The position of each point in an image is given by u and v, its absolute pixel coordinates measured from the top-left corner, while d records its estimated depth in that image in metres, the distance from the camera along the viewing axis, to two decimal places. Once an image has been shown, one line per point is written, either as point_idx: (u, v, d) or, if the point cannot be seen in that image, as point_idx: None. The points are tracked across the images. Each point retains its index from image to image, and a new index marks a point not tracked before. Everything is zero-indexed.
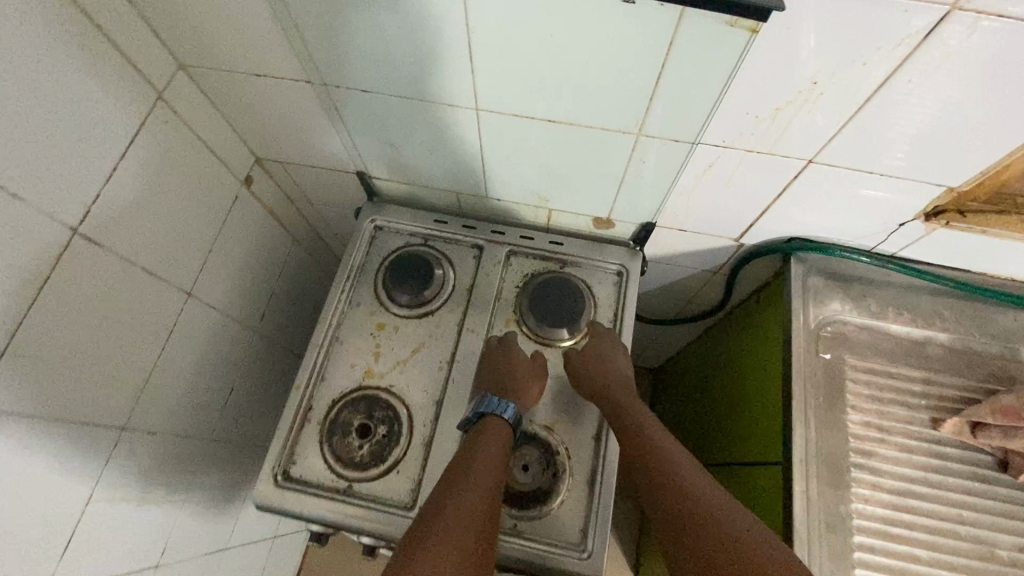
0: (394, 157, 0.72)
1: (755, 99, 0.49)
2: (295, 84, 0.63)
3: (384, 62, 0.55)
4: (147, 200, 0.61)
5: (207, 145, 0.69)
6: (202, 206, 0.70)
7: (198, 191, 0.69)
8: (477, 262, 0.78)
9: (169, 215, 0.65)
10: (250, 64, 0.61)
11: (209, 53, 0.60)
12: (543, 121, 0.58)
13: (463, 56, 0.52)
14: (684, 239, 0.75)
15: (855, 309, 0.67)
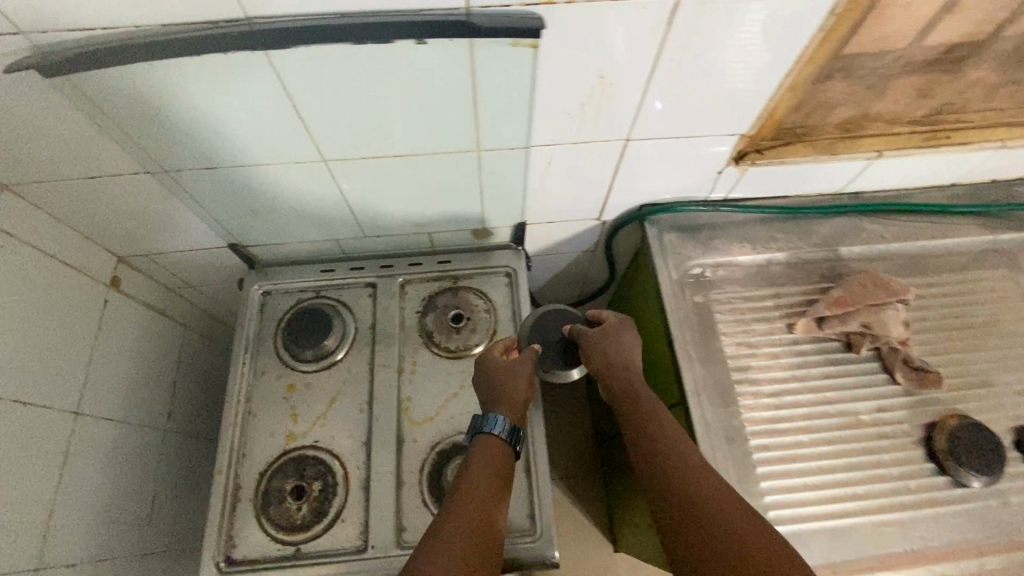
0: (259, 224, 0.73)
1: (565, 99, 0.57)
2: (135, 178, 0.62)
3: (217, 138, 0.57)
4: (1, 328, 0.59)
5: (57, 258, 0.66)
6: (67, 320, 0.67)
7: (57, 307, 0.66)
8: (373, 299, 0.80)
9: (34, 339, 0.62)
10: (80, 172, 0.61)
11: (30, 168, 0.59)
12: (391, 159, 0.62)
13: (290, 118, 0.55)
14: (556, 228, 0.83)
15: (709, 250, 0.77)
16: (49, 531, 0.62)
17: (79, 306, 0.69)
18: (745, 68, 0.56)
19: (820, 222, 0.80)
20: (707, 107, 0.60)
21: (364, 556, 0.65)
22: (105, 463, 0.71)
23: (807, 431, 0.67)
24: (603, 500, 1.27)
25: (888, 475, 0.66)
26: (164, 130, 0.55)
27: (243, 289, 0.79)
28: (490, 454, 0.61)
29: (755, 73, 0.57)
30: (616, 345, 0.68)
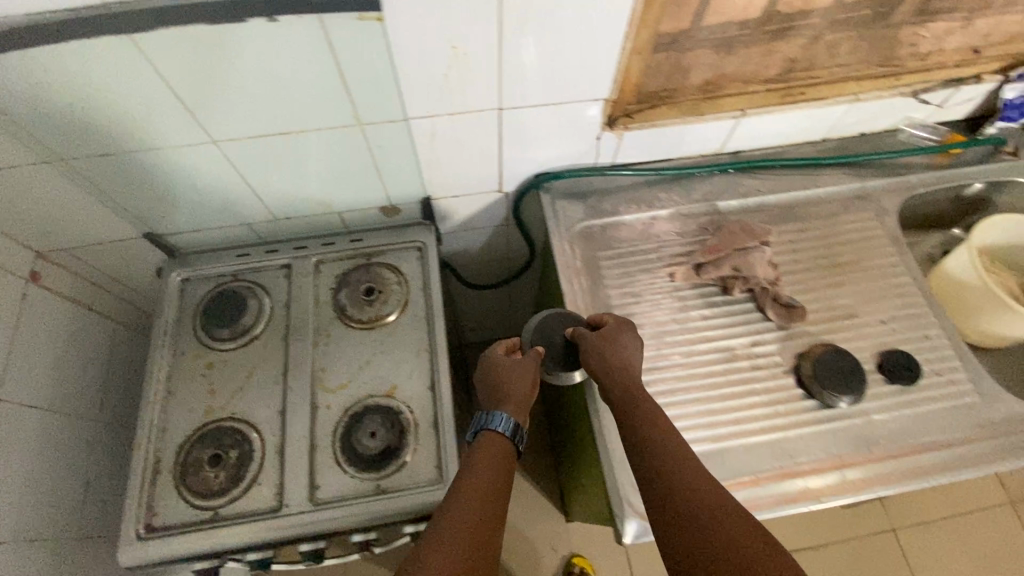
0: (444, 182, 0.87)
1: (732, 126, 0.86)
2: (327, 132, 0.74)
3: (453, 122, 0.75)
4: (222, 98, 0.66)
5: (233, 82, 0.65)
6: (238, 108, 0.69)
7: (232, 97, 0.67)
8: (581, 202, 0.90)
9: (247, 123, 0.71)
10: (267, 131, 0.72)
11: (230, 130, 0.71)
12: (585, 104, 0.76)
13: (446, 74, 0.66)
14: (770, 135, 0.90)
15: (875, 178, 0.92)
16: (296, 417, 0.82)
17: (274, 150, 0.77)
18: (872, 24, 0.79)
19: (968, 179, 0.93)
20: (828, 126, 0.90)
21: (440, 489, 0.77)
22: (227, 393, 0.83)
23: (895, 394, 0.76)
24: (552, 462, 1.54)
25: (952, 444, 0.73)
26: (301, 112, 0.70)
27: (412, 245, 0.94)
28: (831, 384, 0.74)
29: (876, 37, 0.80)
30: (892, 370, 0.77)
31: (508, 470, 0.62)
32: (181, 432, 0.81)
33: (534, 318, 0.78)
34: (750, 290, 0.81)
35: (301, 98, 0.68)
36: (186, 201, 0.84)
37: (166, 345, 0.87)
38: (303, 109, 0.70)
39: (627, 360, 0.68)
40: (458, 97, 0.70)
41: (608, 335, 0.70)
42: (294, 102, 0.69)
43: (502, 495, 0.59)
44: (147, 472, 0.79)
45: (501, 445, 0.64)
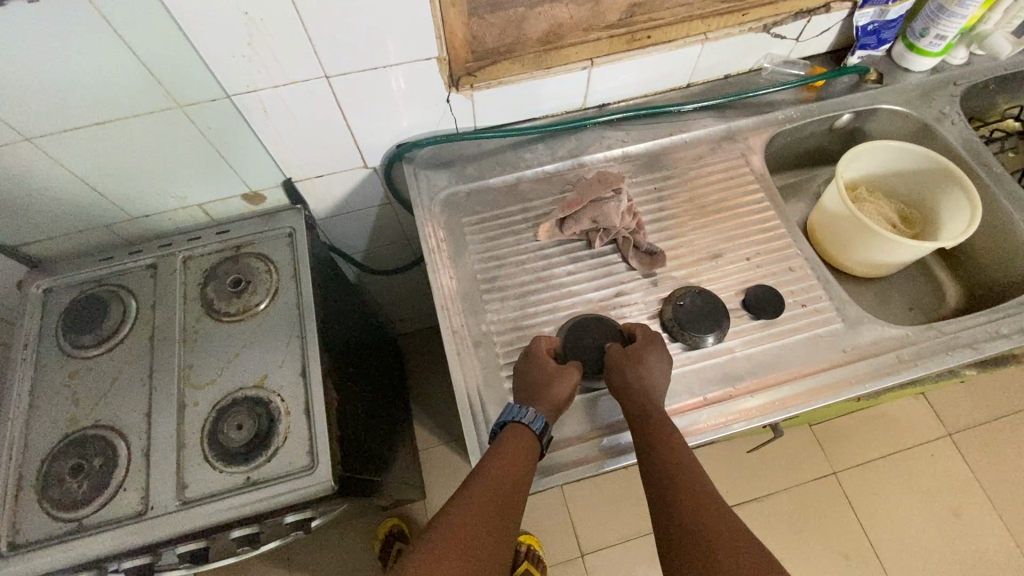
0: (298, 159, 0.85)
1: (584, 77, 0.85)
2: (150, 116, 0.72)
3: (282, 92, 0.73)
4: (19, 89, 0.64)
5: (24, 71, 0.63)
6: (41, 101, 0.66)
7: (30, 88, 0.64)
8: (447, 171, 0.88)
9: (59, 116, 0.68)
10: (83, 120, 0.70)
11: (44, 124, 0.69)
12: (419, 62, 0.75)
13: (250, 36, 0.65)
14: (630, 84, 0.89)
15: (740, 118, 0.92)
16: (161, 417, 0.79)
17: (103, 144, 0.74)
18: None
19: (835, 109, 0.92)
20: (686, 69, 0.90)
21: (312, 472, 0.75)
22: (91, 398, 0.81)
23: (761, 328, 0.75)
24: None
25: (819, 371, 0.72)
26: (111, 94, 0.68)
27: (283, 231, 0.93)
28: (689, 325, 0.73)
29: None
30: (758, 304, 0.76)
31: (529, 468, 0.62)
32: (45, 445, 0.78)
33: (572, 322, 0.75)
34: (614, 241, 0.81)
35: (105, 86, 0.67)
36: (28, 211, 0.81)
37: (28, 360, 0.83)
38: (113, 98, 0.69)
39: (650, 383, 0.66)
40: (276, 71, 0.70)
41: (634, 355, 0.68)
42: (102, 92, 0.67)
43: (516, 498, 0.60)
44: (9, 489, 0.75)
45: (525, 442, 0.64)
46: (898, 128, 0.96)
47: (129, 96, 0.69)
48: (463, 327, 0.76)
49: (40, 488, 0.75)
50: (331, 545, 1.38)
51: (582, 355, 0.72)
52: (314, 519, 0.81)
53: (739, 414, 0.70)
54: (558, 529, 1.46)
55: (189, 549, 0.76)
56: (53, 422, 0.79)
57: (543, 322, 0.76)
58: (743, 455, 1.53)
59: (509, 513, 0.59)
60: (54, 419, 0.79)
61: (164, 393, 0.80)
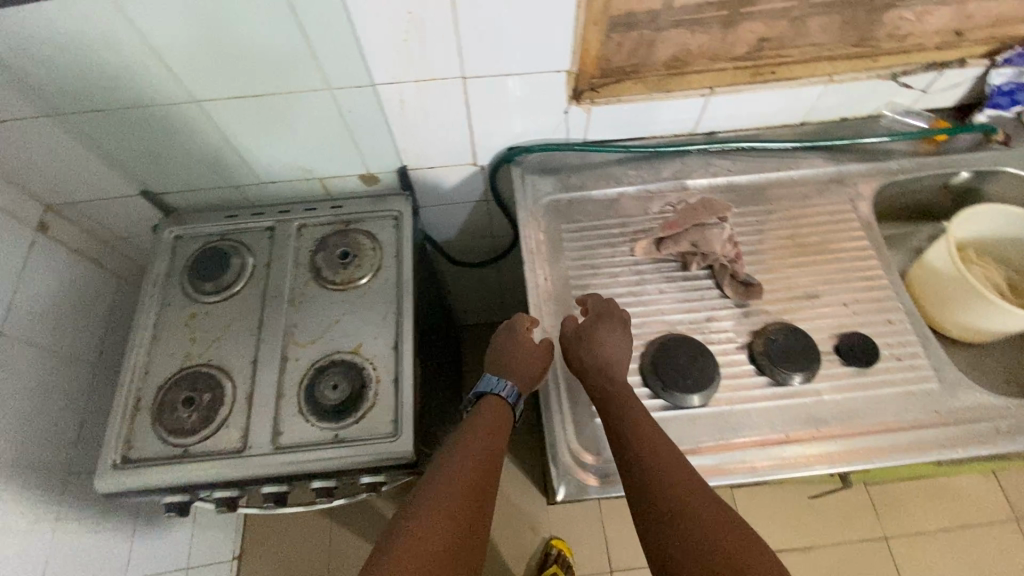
0: (418, 147, 0.91)
1: (701, 104, 0.87)
2: (301, 94, 0.79)
3: (420, 86, 0.79)
4: (201, 58, 0.72)
5: (209, 44, 0.70)
6: (216, 71, 0.74)
7: (209, 58, 0.72)
8: (553, 177, 0.92)
9: (227, 84, 0.76)
10: (245, 91, 0.77)
11: (214, 90, 0.77)
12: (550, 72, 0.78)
13: (406, 33, 0.70)
14: (744, 116, 0.90)
15: (850, 162, 0.91)
16: (264, 367, 0.86)
17: (254, 114, 0.82)
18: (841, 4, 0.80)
19: (952, 166, 0.91)
20: (803, 108, 0.90)
21: (395, 440, 0.80)
22: (206, 339, 0.89)
23: (851, 375, 0.75)
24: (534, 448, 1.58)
25: (908, 427, 0.72)
26: (274, 71, 0.75)
27: (389, 214, 0.99)
28: (779, 363, 0.74)
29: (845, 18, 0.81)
30: (851, 350, 0.75)
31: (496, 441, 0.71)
32: (162, 375, 0.86)
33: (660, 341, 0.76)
34: (710, 267, 0.82)
35: (273, 66, 0.74)
36: (176, 163, 0.90)
37: (154, 296, 0.92)
38: (276, 77, 0.76)
39: (605, 356, 0.71)
40: (421, 68, 0.76)
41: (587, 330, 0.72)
42: (268, 70, 0.74)
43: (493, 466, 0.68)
44: (128, 408, 0.84)
45: (499, 410, 0.76)
46: (1018, 193, 0.93)
47: (290, 76, 0.76)
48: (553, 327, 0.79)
49: (154, 412, 0.84)
50: (372, 514, 1.45)
51: (663, 374, 0.73)
52: (384, 484, 0.87)
53: (818, 456, 0.71)
54: (588, 540, 1.48)
55: (272, 489, 0.83)
56: (172, 355, 0.88)
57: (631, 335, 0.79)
58: (787, 502, 1.50)
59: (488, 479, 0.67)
60: (173, 353, 0.88)
61: (270, 345, 0.88)
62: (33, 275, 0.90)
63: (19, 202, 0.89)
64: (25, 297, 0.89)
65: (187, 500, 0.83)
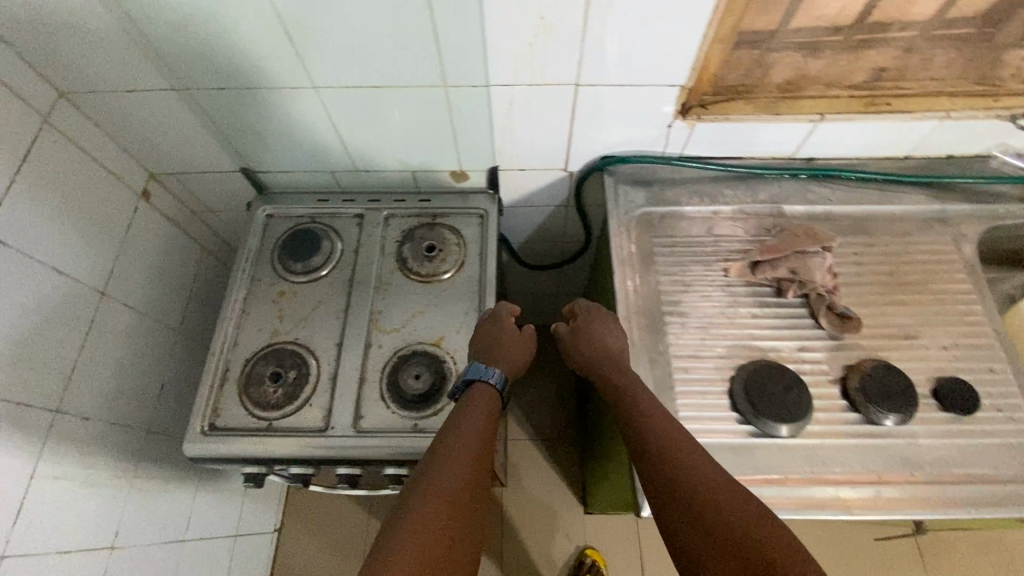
0: (515, 148, 0.91)
1: (808, 130, 0.85)
2: (414, 90, 0.80)
3: (532, 89, 0.79)
4: (329, 49, 0.73)
5: (340, 36, 0.71)
6: (340, 63, 0.75)
7: (336, 49, 0.73)
8: (646, 189, 0.92)
9: (346, 75, 0.78)
10: (362, 82, 0.79)
11: (333, 79, 0.78)
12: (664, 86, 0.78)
13: (532, 37, 0.71)
14: (849, 145, 0.89)
15: (953, 202, 0.89)
16: (348, 351, 0.88)
17: (364, 105, 0.83)
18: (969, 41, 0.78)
19: None
20: (910, 142, 0.88)
21: None
22: (293, 318, 0.91)
23: (947, 421, 0.73)
24: (574, 455, 1.58)
25: (1006, 480, 0.70)
26: (394, 65, 0.76)
27: (474, 211, 1.00)
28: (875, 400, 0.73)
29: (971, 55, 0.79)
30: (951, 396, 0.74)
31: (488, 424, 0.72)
32: (250, 349, 0.89)
33: (752, 367, 0.75)
34: (806, 295, 0.81)
35: (395, 62, 0.75)
36: (280, 145, 0.92)
37: (246, 271, 0.95)
38: (395, 71, 0.77)
39: (607, 347, 0.74)
40: (539, 72, 0.76)
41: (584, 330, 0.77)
42: (389, 65, 0.75)
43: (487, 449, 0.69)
44: (216, 378, 0.87)
45: (491, 401, 0.75)
46: None
47: (409, 71, 0.77)
48: (642, 340, 0.79)
49: (241, 383, 0.86)
50: None
51: (756, 399, 0.73)
52: None
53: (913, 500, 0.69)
54: (623, 553, 1.47)
55: (349, 470, 0.84)
56: (260, 330, 0.90)
57: (721, 357, 0.78)
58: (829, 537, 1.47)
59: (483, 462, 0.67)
60: (261, 329, 0.91)
61: (355, 330, 0.89)
62: (136, 240, 0.94)
63: (130, 169, 0.93)
64: (127, 261, 0.93)
65: (265, 471, 0.86)
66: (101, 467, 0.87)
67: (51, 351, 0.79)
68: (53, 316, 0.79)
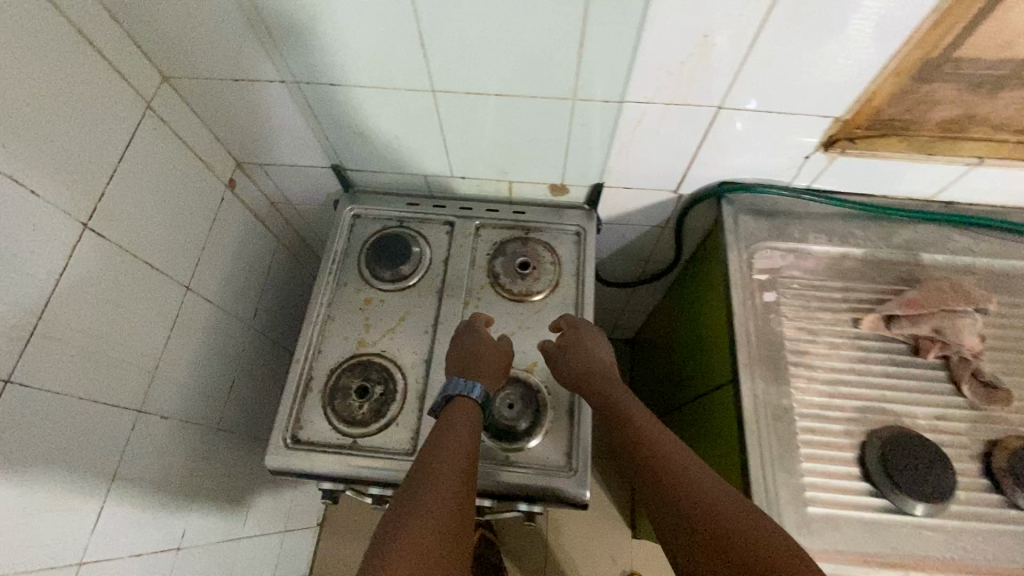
0: (628, 166, 0.85)
1: (960, 174, 0.78)
2: (537, 101, 0.74)
3: (667, 109, 0.73)
4: (457, 54, 0.67)
5: (473, 42, 0.65)
6: (466, 69, 0.69)
7: (465, 54, 0.67)
8: (765, 222, 0.85)
9: (468, 82, 0.72)
10: (482, 90, 0.73)
11: (452, 82, 0.72)
12: (814, 116, 0.71)
13: (684, 58, 0.64)
14: (999, 193, 0.81)
15: None
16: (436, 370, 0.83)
17: (478, 112, 0.77)
18: None
19: None
20: None
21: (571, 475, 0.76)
22: (380, 329, 0.87)
23: None
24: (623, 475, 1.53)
25: None
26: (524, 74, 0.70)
27: (570, 229, 0.94)
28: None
29: None
30: None
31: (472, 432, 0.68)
32: (334, 358, 0.85)
33: (888, 443, 0.68)
34: (946, 357, 0.74)
35: (529, 71, 0.69)
36: (378, 144, 0.87)
37: (330, 274, 0.91)
38: (525, 80, 0.70)
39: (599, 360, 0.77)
40: (683, 92, 0.69)
41: (573, 339, 0.79)
42: (520, 74, 0.69)
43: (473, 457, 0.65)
44: (299, 387, 0.83)
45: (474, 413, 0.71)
46: None
47: (539, 82, 0.70)
48: (763, 392, 0.73)
49: (324, 397, 0.82)
50: None
51: (903, 477, 0.66)
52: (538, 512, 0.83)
53: None
54: None
55: None
56: (345, 340, 0.86)
57: (850, 417, 0.72)
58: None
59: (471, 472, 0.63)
60: (346, 338, 0.86)
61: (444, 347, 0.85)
62: (219, 233, 0.91)
63: (219, 158, 0.88)
64: (211, 254, 0.89)
65: (342, 489, 0.82)
66: (176, 467, 0.85)
67: (138, 347, 0.76)
68: (143, 311, 0.76)
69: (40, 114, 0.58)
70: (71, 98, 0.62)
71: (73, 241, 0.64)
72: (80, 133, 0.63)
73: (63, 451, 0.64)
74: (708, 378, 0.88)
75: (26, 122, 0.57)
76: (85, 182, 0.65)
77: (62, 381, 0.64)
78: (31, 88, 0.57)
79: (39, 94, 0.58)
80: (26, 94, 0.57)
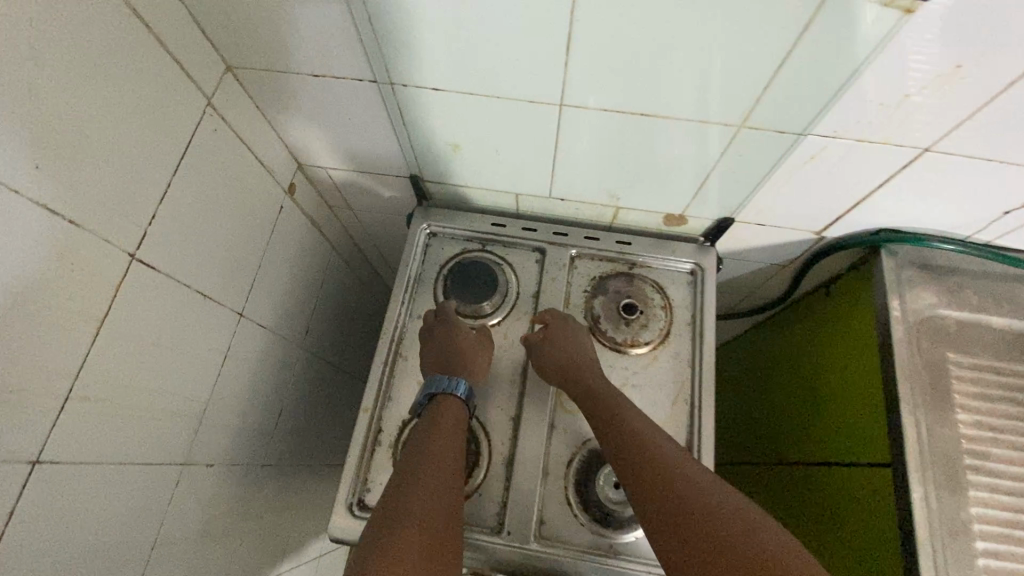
0: (769, 204, 0.71)
1: None
2: (688, 126, 0.60)
3: (850, 148, 0.58)
4: (606, 64, 0.53)
5: (633, 51, 0.51)
6: (610, 83, 0.56)
7: (615, 65, 0.53)
8: (929, 282, 0.71)
9: (608, 97, 0.58)
10: (623, 108, 0.59)
11: (587, 97, 0.58)
12: None
13: (906, 91, 0.50)
14: None
15: None
16: (525, 431, 0.71)
17: (606, 133, 0.63)
18: None
19: None
20: None
21: None
22: None
23: None
24: None
25: None
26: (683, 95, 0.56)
27: (684, 267, 0.80)
28: None
29: None
30: None
31: (456, 433, 0.65)
32: (408, 409, 0.73)
33: None
34: None
35: (694, 89, 0.55)
36: (471, 159, 0.73)
37: (402, 304, 0.78)
38: (684, 99, 0.56)
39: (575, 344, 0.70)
40: (888, 130, 0.55)
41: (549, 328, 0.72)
42: (682, 91, 0.55)
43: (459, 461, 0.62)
44: (367, 440, 0.71)
45: (454, 411, 0.67)
46: None
47: (703, 102, 0.56)
48: (934, 502, 0.60)
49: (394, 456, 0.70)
50: None
51: None
52: None
53: None
54: None
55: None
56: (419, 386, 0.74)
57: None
58: None
59: (455, 475, 0.61)
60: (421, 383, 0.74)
61: (535, 403, 0.73)
62: (276, 248, 0.79)
63: (280, 161, 0.76)
64: (265, 273, 0.77)
65: None
66: (220, 516, 0.75)
67: (189, 392, 0.64)
68: (196, 348, 0.64)
69: (82, 122, 0.45)
70: (118, 99, 0.48)
71: (118, 279, 0.51)
72: (128, 142, 0.50)
73: (99, 528, 0.53)
74: (827, 453, 0.76)
75: (66, 134, 0.44)
76: (134, 203, 0.52)
77: (104, 445, 0.53)
78: (70, 89, 0.44)
79: (81, 97, 0.45)
80: (65, 99, 0.43)
